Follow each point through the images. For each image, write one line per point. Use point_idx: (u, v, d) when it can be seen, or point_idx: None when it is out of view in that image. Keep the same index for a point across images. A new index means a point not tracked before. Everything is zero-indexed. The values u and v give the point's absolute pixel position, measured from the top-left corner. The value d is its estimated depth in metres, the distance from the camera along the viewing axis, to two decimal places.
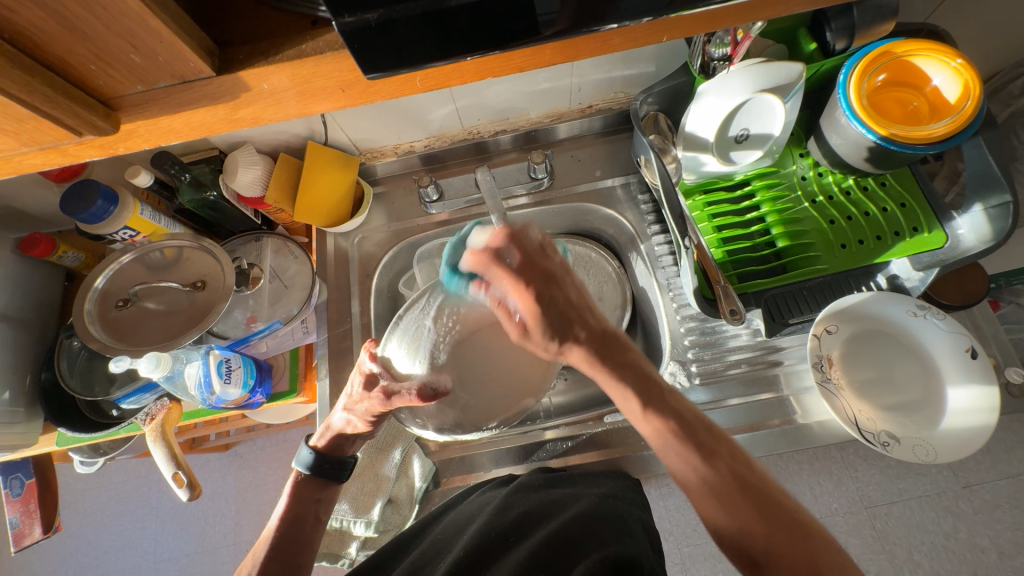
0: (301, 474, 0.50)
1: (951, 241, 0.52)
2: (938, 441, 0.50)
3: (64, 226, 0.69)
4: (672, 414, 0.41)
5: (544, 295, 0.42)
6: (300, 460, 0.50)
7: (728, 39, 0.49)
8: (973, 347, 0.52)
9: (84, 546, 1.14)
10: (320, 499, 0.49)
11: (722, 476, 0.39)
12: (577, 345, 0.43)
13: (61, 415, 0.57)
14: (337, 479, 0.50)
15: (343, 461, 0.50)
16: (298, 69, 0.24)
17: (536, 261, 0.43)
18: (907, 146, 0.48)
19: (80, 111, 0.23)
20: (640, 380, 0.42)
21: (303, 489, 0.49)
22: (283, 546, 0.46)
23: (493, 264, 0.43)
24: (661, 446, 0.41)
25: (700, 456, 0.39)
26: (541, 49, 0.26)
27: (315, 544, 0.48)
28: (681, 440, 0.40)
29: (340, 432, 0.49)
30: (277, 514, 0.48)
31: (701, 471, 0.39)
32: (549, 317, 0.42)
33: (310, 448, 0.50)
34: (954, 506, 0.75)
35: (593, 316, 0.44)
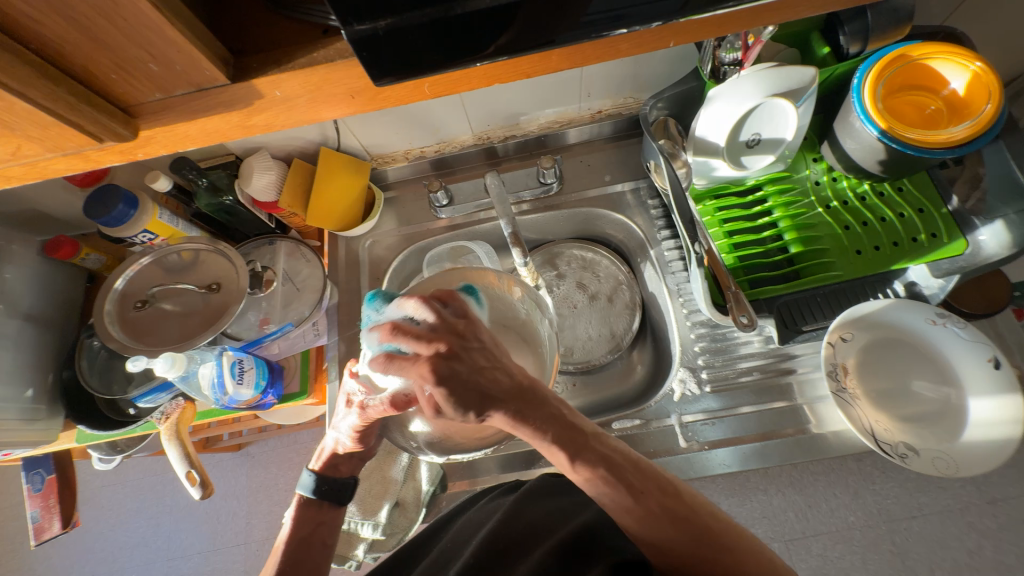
0: (305, 497, 0.50)
1: (971, 248, 0.51)
2: (959, 454, 0.49)
3: (87, 229, 0.72)
4: (601, 461, 0.38)
5: (455, 358, 0.33)
6: (304, 485, 0.50)
7: (739, 44, 0.49)
8: (996, 357, 0.50)
9: (101, 542, 1.17)
10: (322, 521, 0.50)
11: (653, 511, 0.37)
12: (496, 411, 0.35)
13: (82, 413, 0.59)
14: (342, 501, 0.50)
15: (344, 482, 0.51)
16: (310, 76, 0.25)
17: (455, 323, 0.35)
18: (925, 150, 0.47)
19: (102, 119, 0.24)
20: (561, 429, 0.37)
21: (306, 512, 0.50)
22: (293, 568, 0.47)
23: (390, 364, 0.32)
24: (593, 493, 0.38)
25: (630, 496, 0.37)
26: (547, 55, 0.26)
27: (325, 564, 0.48)
28: (613, 481, 0.38)
29: (333, 452, 0.50)
30: (284, 540, 0.48)
31: (632, 510, 0.37)
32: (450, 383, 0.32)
33: (311, 472, 0.50)
34: (977, 522, 0.72)
35: (505, 369, 0.35)
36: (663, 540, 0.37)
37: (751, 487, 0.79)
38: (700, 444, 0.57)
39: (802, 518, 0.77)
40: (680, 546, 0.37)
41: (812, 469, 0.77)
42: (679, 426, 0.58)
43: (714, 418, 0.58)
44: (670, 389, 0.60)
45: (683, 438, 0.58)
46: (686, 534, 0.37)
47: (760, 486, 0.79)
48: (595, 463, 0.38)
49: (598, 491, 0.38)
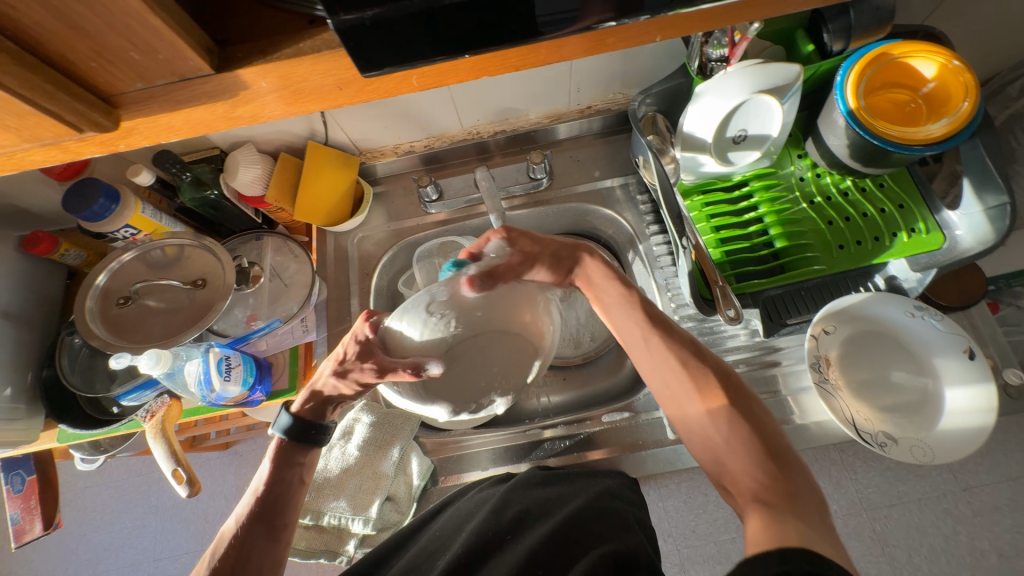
0: (280, 438, 0.48)
1: (948, 243, 0.52)
2: (936, 443, 0.50)
3: (66, 224, 0.70)
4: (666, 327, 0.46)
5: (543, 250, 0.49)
6: (279, 424, 0.48)
7: (726, 40, 0.50)
8: (971, 348, 0.52)
9: (85, 543, 1.15)
10: (302, 462, 0.48)
11: (704, 377, 0.42)
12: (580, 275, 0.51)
13: (63, 412, 0.58)
14: (318, 444, 0.49)
15: (323, 425, 0.49)
16: (295, 67, 0.24)
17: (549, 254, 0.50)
18: (905, 147, 0.48)
19: (80, 109, 0.23)
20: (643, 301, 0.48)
21: (285, 453, 0.47)
22: (264, 511, 0.44)
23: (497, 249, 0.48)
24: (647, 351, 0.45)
25: (682, 360, 0.43)
26: (535, 48, 0.26)
27: (297, 506, 0.46)
28: (665, 346, 0.44)
29: (318, 394, 0.49)
30: (258, 476, 0.46)
31: (685, 375, 0.43)
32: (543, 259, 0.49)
33: (289, 413, 0.48)
34: (954, 508, 0.74)
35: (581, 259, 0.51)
36: (711, 422, 0.40)
37: None
38: None
39: None
40: (725, 429, 0.40)
41: None
42: None
43: None
44: None
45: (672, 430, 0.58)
46: (725, 417, 0.40)
47: None
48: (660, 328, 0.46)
49: (649, 346, 0.45)
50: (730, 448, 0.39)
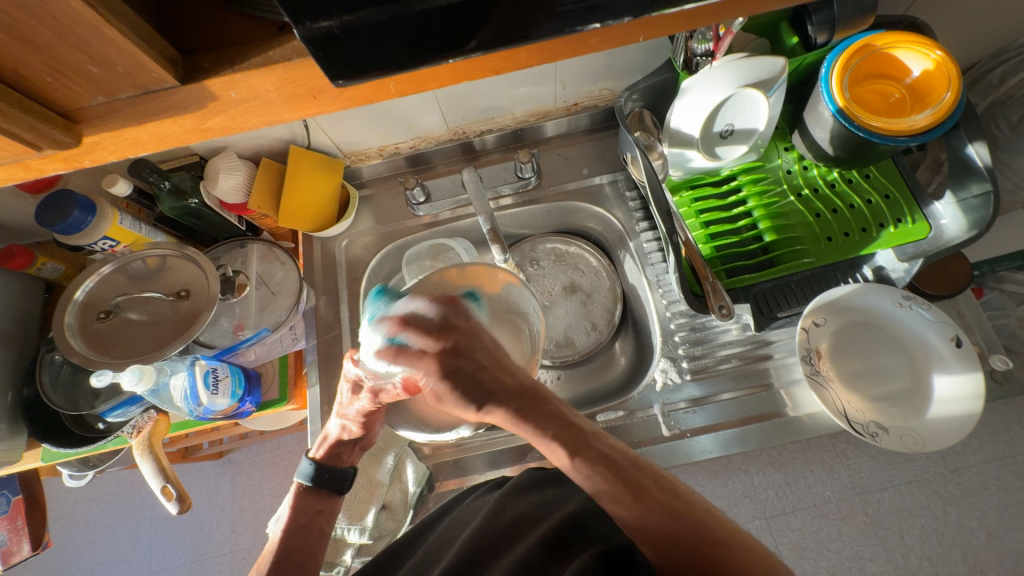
0: (302, 486, 0.49)
1: (934, 232, 0.53)
2: (925, 430, 0.51)
3: (42, 237, 0.68)
4: (599, 458, 0.39)
5: (459, 352, 0.39)
6: (301, 473, 0.49)
7: (710, 35, 0.49)
8: (958, 336, 0.53)
9: (78, 559, 1.13)
10: (321, 510, 0.49)
11: (632, 486, 0.39)
12: (495, 407, 0.39)
13: (46, 431, 0.57)
14: (341, 491, 0.49)
15: (342, 471, 0.50)
16: (267, 76, 0.23)
17: (454, 324, 0.40)
18: (888, 138, 0.48)
19: (39, 126, 0.22)
20: (562, 429, 0.40)
21: (305, 500, 0.48)
22: (287, 559, 0.45)
23: (400, 352, 0.38)
24: (586, 479, 0.39)
25: (621, 484, 0.39)
26: (515, 52, 0.26)
27: (321, 554, 0.47)
28: (605, 476, 0.39)
29: (336, 440, 0.51)
30: (280, 528, 0.47)
31: (618, 491, 0.38)
32: (463, 387, 0.39)
33: (310, 460, 0.50)
34: (944, 490, 0.76)
35: (507, 372, 0.41)
36: (640, 521, 0.37)
37: (734, 468, 0.81)
38: (683, 431, 0.58)
39: (782, 496, 0.79)
40: (659, 523, 0.37)
41: (790, 448, 0.79)
42: (662, 415, 0.59)
43: (696, 405, 0.59)
44: (652, 379, 0.61)
45: (666, 426, 0.59)
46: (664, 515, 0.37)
47: (742, 467, 0.81)
48: (583, 456, 0.39)
49: (580, 476, 0.39)
50: (678, 535, 0.36)
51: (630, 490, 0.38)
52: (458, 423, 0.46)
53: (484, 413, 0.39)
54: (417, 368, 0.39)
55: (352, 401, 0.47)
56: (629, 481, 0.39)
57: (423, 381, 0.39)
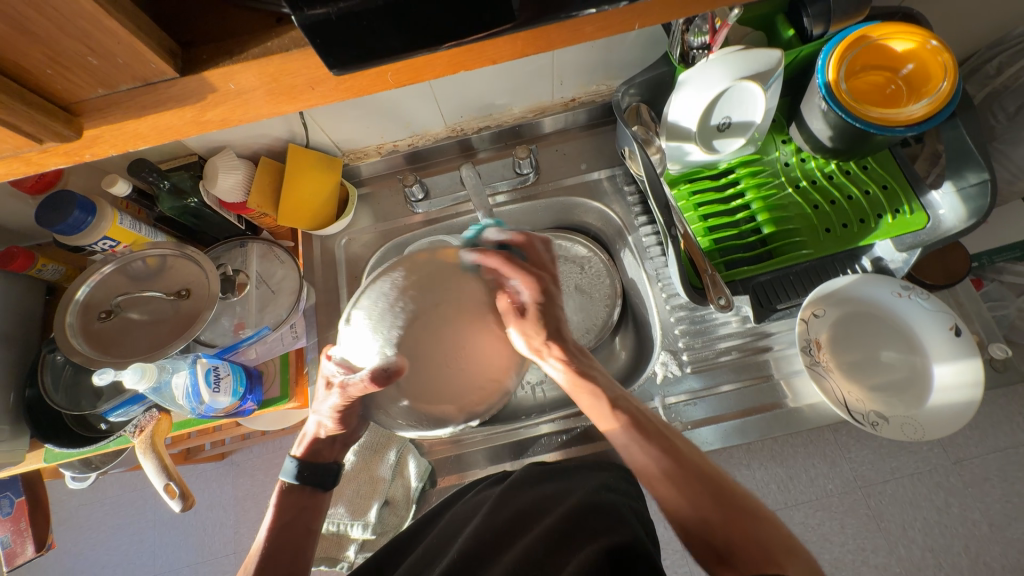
0: (287, 483, 0.49)
1: (933, 222, 0.53)
2: (926, 418, 0.51)
3: (42, 238, 0.68)
4: (634, 412, 0.47)
5: (549, 292, 0.48)
6: (286, 471, 0.49)
7: (707, 27, 0.49)
8: (957, 325, 0.53)
9: (82, 561, 1.13)
10: (306, 506, 0.49)
11: (680, 469, 0.42)
12: (557, 344, 0.49)
13: (48, 431, 0.57)
14: (325, 488, 0.50)
15: (327, 467, 0.50)
16: (264, 67, 0.24)
17: (541, 263, 0.49)
18: (887, 129, 0.48)
19: (39, 118, 0.22)
20: (607, 381, 0.49)
21: (288, 498, 0.49)
22: (273, 558, 0.45)
23: (511, 260, 0.46)
24: (626, 443, 0.46)
25: (660, 449, 0.44)
26: (512, 40, 0.26)
27: (308, 552, 0.47)
28: (641, 435, 0.45)
29: (314, 438, 0.50)
30: (264, 526, 0.47)
31: (661, 466, 0.43)
32: (547, 315, 0.48)
33: (293, 457, 0.50)
34: (946, 481, 0.76)
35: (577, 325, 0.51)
36: (690, 508, 0.40)
37: (735, 463, 0.81)
38: (684, 424, 0.59)
39: (784, 490, 0.79)
40: (706, 512, 0.39)
41: (791, 441, 0.80)
42: (663, 408, 0.60)
43: (696, 398, 0.59)
44: (653, 372, 0.61)
45: (667, 419, 0.59)
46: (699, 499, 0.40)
47: (744, 461, 0.81)
48: (626, 413, 0.47)
49: (618, 438, 0.47)
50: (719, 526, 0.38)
51: (668, 452, 0.44)
52: (452, 410, 0.41)
53: (545, 351, 0.48)
54: (522, 285, 0.46)
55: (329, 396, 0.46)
56: (669, 450, 0.44)
57: (520, 294, 0.47)
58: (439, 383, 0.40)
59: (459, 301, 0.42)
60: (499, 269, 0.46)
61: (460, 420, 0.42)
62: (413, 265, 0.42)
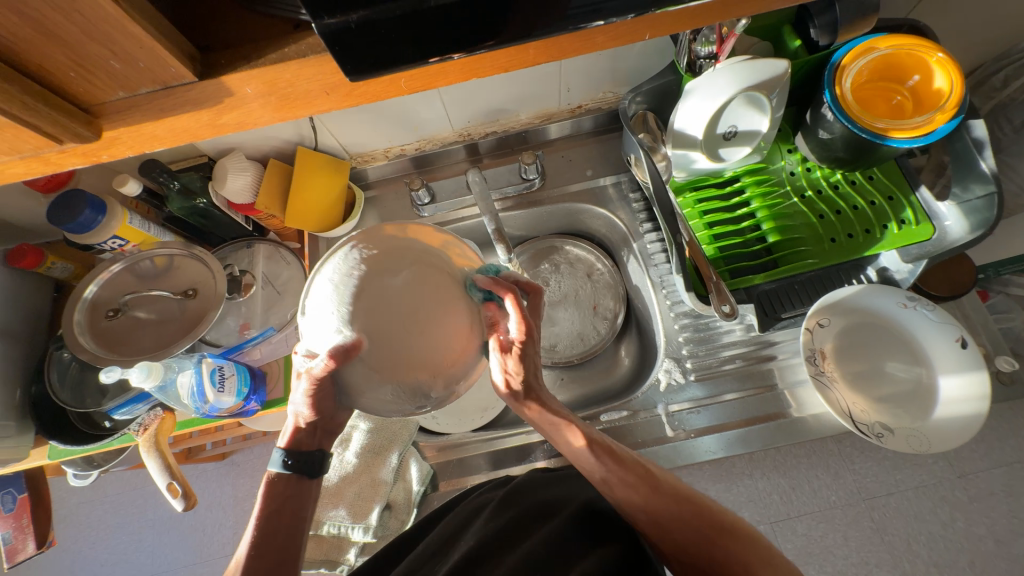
0: (275, 474, 0.48)
1: (938, 233, 0.53)
2: (931, 431, 0.51)
3: (52, 236, 0.69)
4: (607, 449, 0.44)
5: (531, 343, 0.44)
6: (273, 462, 0.48)
7: (714, 37, 0.49)
8: (963, 337, 0.52)
9: (81, 559, 1.13)
10: (290, 494, 0.48)
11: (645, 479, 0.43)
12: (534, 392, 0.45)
13: (53, 428, 0.57)
14: (314, 474, 0.49)
15: (315, 454, 0.49)
16: (280, 73, 0.24)
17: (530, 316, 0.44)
18: (893, 140, 0.48)
19: (61, 120, 0.23)
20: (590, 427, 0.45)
21: (273, 487, 0.48)
22: (263, 545, 0.45)
23: (500, 292, 0.40)
24: (590, 465, 0.44)
25: (636, 477, 0.43)
26: (524, 49, 0.26)
27: (300, 536, 0.47)
28: (615, 465, 0.43)
29: (296, 428, 0.49)
30: (254, 517, 0.46)
31: (629, 481, 0.43)
32: (529, 358, 0.44)
33: (281, 448, 0.48)
34: (951, 495, 0.75)
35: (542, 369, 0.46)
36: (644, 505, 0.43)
37: (737, 473, 0.80)
38: (687, 432, 0.59)
39: (787, 501, 0.79)
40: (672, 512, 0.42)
41: (794, 452, 0.79)
42: (666, 415, 0.59)
43: (700, 406, 0.59)
44: (656, 380, 0.61)
45: (670, 427, 0.59)
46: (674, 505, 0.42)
47: (746, 471, 0.81)
48: (606, 453, 0.44)
49: (592, 468, 0.44)
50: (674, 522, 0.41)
51: (645, 479, 0.43)
52: (427, 378, 0.37)
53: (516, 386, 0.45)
54: (515, 325, 0.42)
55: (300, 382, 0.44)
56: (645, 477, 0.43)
57: (507, 330, 0.42)
58: (408, 348, 0.36)
59: (416, 261, 0.38)
60: (500, 303, 0.41)
61: (437, 389, 0.38)
62: (376, 239, 0.39)
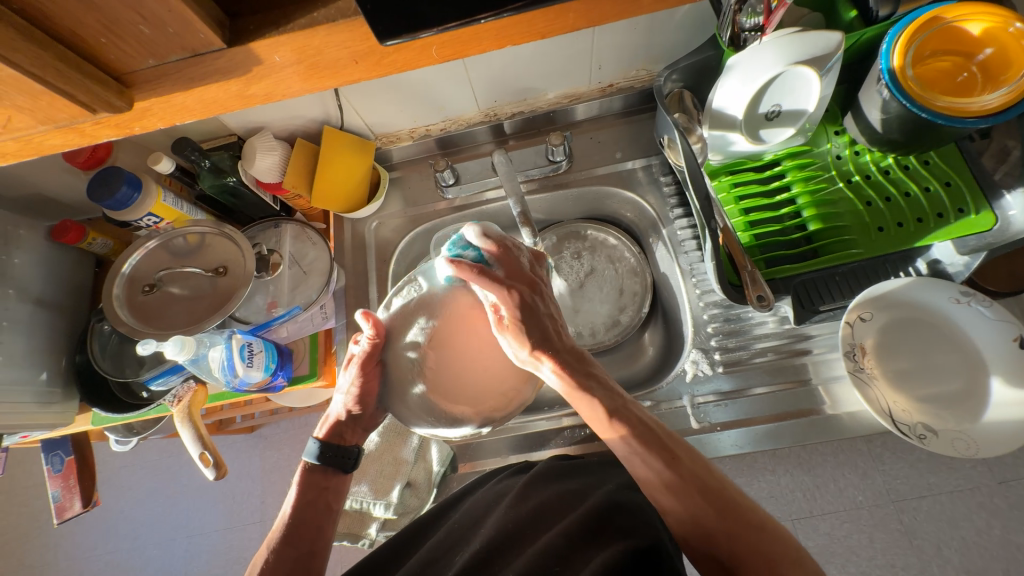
0: (309, 464, 0.50)
1: (1000, 224, 0.48)
2: (979, 435, 0.48)
3: (93, 213, 0.71)
4: (637, 423, 0.41)
5: (529, 301, 0.42)
6: (308, 453, 0.50)
7: (761, 7, 0.46)
8: (1022, 336, 0.49)
9: (123, 519, 1.21)
10: (327, 487, 0.49)
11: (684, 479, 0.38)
12: (547, 356, 0.41)
13: (95, 395, 0.60)
14: (346, 469, 0.50)
15: (347, 450, 0.51)
16: (310, 39, 0.24)
17: (522, 276, 0.43)
18: (957, 120, 0.44)
19: (95, 88, 0.24)
20: (608, 393, 0.41)
21: (311, 478, 0.49)
22: (295, 534, 0.47)
23: (482, 271, 0.41)
24: (627, 454, 0.40)
25: (662, 461, 0.39)
26: (564, 12, 0.26)
27: (328, 530, 0.48)
28: (643, 443, 0.40)
29: (337, 420, 0.51)
30: (288, 503, 0.48)
31: (662, 477, 0.39)
32: (533, 322, 0.41)
33: (316, 439, 0.51)
34: (989, 502, 0.71)
35: (565, 334, 0.43)
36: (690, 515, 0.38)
37: (761, 468, 0.78)
38: (711, 425, 0.57)
39: (811, 499, 0.77)
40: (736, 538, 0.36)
41: (821, 450, 0.76)
42: (691, 407, 0.58)
43: (726, 399, 0.57)
44: (682, 370, 0.59)
45: (694, 419, 0.57)
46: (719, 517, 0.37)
47: (769, 467, 0.79)
48: (627, 424, 0.40)
49: (630, 454, 0.40)
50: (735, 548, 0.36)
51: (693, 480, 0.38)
52: (468, 413, 0.43)
53: (538, 354, 0.41)
54: (501, 296, 0.41)
55: (348, 372, 0.48)
56: (702, 487, 0.38)
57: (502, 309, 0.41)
58: (467, 381, 0.42)
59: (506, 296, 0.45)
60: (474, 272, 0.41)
61: (474, 420, 0.43)
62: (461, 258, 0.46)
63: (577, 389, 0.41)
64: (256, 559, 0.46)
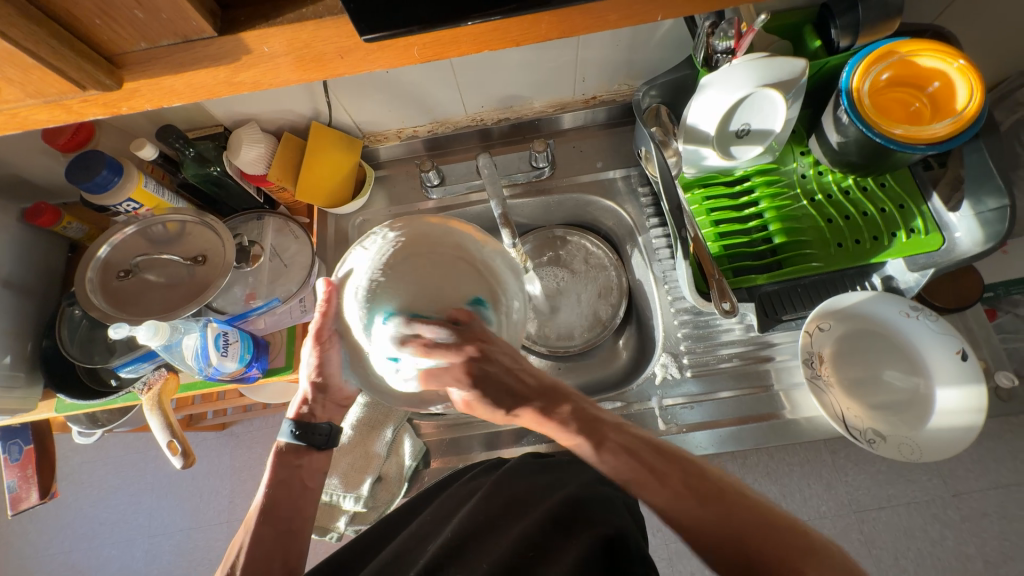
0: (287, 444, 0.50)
1: (948, 244, 0.52)
2: (925, 442, 0.51)
3: (70, 197, 0.70)
4: (623, 446, 0.42)
5: (491, 354, 0.40)
6: (283, 432, 0.50)
7: (732, 32, 0.50)
8: (964, 349, 0.52)
9: (82, 517, 1.16)
10: (300, 465, 0.50)
11: (683, 479, 0.40)
12: (523, 403, 0.43)
13: (60, 381, 0.59)
14: (321, 445, 0.51)
15: (325, 428, 0.51)
16: (298, 32, 0.26)
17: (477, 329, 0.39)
18: (908, 146, 0.48)
19: (84, 65, 0.25)
20: (584, 420, 0.43)
21: (284, 458, 0.49)
22: (274, 511, 0.47)
23: (431, 348, 0.37)
24: (611, 470, 0.42)
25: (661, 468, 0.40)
26: (537, 22, 0.28)
27: (306, 510, 0.48)
28: (631, 463, 0.41)
29: (305, 400, 0.51)
30: (263, 485, 0.48)
31: (664, 479, 0.40)
32: (500, 371, 0.41)
33: (290, 420, 0.51)
34: (943, 513, 0.75)
35: (529, 372, 0.44)
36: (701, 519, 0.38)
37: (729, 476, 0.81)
38: (679, 426, 0.59)
39: None
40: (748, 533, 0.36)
41: (787, 460, 0.79)
42: (659, 409, 0.60)
43: (694, 401, 0.60)
44: (652, 373, 0.61)
45: (662, 421, 0.59)
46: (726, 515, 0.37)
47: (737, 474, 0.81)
48: (612, 446, 0.42)
49: (598, 458, 0.43)
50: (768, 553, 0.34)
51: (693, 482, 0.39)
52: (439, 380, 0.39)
53: (508, 403, 0.43)
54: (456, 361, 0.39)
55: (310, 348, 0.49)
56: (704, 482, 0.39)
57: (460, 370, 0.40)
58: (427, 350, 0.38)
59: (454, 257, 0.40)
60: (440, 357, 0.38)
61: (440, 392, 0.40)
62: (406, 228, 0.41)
63: (556, 422, 0.43)
64: (235, 541, 0.46)
